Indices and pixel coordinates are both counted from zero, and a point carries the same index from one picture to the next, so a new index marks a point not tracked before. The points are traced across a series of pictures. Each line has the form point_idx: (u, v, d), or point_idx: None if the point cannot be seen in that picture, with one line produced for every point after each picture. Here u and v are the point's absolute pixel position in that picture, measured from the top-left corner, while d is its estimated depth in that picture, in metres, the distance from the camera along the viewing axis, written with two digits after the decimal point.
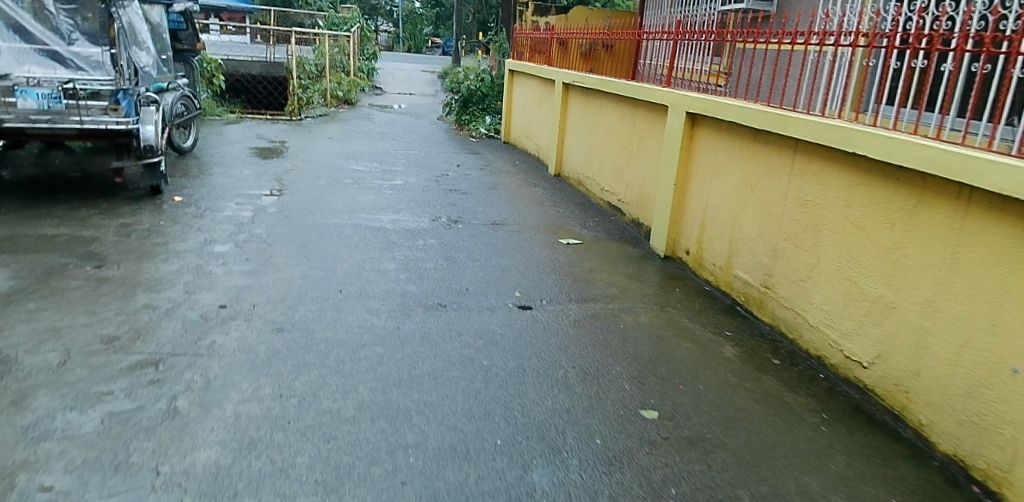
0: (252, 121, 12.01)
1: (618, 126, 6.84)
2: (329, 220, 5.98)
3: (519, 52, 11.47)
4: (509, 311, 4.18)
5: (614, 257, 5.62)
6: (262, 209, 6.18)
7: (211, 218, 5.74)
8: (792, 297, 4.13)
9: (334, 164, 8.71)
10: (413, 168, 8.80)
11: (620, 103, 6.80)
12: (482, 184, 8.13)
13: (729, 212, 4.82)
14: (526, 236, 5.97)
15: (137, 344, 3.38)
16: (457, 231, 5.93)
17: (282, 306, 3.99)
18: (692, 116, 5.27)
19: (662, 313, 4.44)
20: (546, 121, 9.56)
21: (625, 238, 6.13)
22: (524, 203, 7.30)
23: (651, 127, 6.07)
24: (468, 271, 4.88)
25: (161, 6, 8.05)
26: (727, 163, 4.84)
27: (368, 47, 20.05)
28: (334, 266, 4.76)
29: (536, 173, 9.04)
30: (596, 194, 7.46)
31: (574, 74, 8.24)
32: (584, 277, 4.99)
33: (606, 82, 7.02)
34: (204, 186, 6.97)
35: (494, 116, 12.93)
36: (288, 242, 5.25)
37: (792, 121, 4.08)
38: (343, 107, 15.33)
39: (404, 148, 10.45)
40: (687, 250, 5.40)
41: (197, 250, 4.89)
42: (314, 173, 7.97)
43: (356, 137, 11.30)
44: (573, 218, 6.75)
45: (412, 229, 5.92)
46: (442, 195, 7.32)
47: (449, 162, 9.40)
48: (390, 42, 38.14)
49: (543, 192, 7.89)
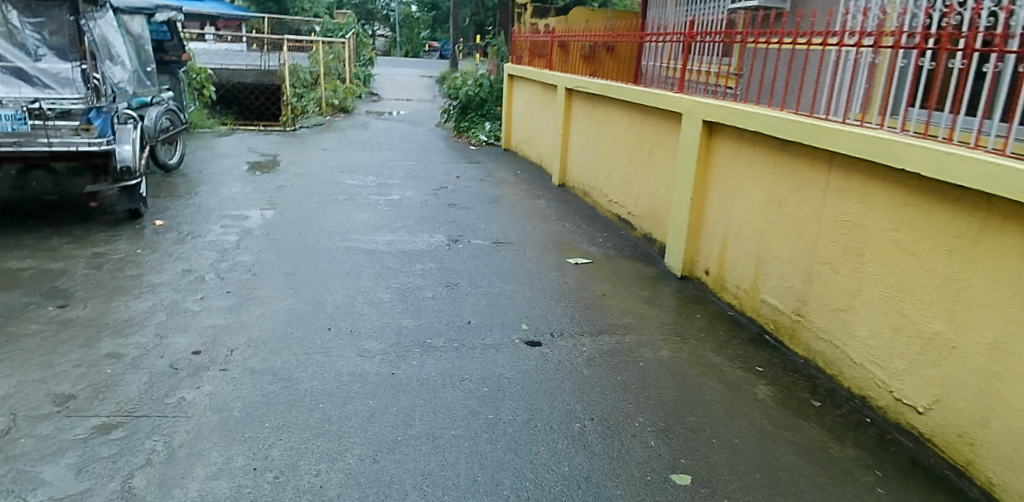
0: (244, 133, 11.64)
1: (626, 134, 6.43)
2: (320, 243, 5.59)
3: (518, 55, 11.07)
4: (516, 349, 3.77)
5: (628, 277, 5.21)
6: (248, 232, 5.78)
7: (192, 244, 5.35)
8: (830, 327, 3.73)
9: (328, 178, 8.32)
10: (411, 180, 8.40)
11: (628, 109, 6.40)
12: (483, 197, 7.73)
13: (753, 230, 4.42)
14: (531, 256, 5.57)
15: (95, 404, 2.99)
16: (458, 253, 5.52)
17: (263, 350, 3.58)
18: (709, 124, 4.87)
19: (684, 345, 4.03)
20: (548, 128, 9.15)
21: (637, 255, 5.73)
22: (528, 217, 6.89)
23: (661, 135, 5.67)
24: (469, 300, 4.48)
25: (142, 15, 7.82)
26: (751, 177, 4.43)
27: (364, 53, 19.70)
28: (323, 298, 4.35)
29: (539, 182, 8.63)
30: (604, 206, 7.06)
31: (577, 79, 7.84)
32: (595, 303, 4.58)
33: (612, 87, 6.62)
34: (188, 207, 6.58)
35: (494, 122, 12.53)
36: (274, 270, 4.85)
37: (827, 132, 3.68)
38: (340, 115, 14.96)
39: (402, 158, 10.05)
40: (706, 271, 5.00)
41: (174, 283, 4.49)
42: (307, 189, 7.58)
43: (351, 148, 10.92)
44: (581, 233, 6.34)
45: (409, 251, 5.52)
46: (441, 211, 6.91)
47: (448, 173, 9.00)
48: (387, 47, 37.79)
49: (548, 204, 7.48)
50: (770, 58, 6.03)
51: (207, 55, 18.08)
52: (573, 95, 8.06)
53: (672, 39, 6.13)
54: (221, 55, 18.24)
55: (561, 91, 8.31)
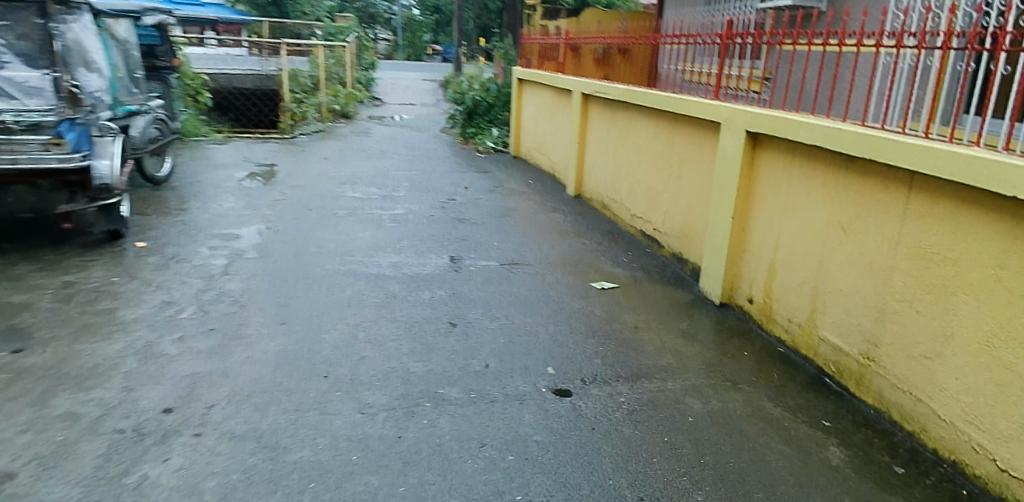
0: (240, 142, 11.14)
1: (651, 144, 5.92)
2: (317, 267, 5.06)
3: (527, 59, 10.57)
4: (543, 401, 3.23)
5: (660, 305, 4.68)
6: (239, 254, 5.25)
7: (176, 270, 4.83)
8: (910, 374, 3.20)
9: (328, 191, 7.80)
10: (415, 192, 7.88)
11: (652, 116, 5.91)
12: (495, 210, 7.19)
13: (809, 257, 3.89)
14: (551, 280, 5.03)
15: (36, 487, 2.46)
16: (470, 277, 4.98)
17: (247, 407, 3.05)
18: (753, 135, 4.34)
19: (735, 392, 3.49)
20: (562, 135, 8.63)
21: (667, 277, 5.22)
22: (544, 234, 6.35)
23: (692, 145, 5.18)
24: (486, 336, 3.94)
25: (128, 19, 7.34)
26: (805, 196, 3.92)
27: (366, 57, 19.21)
28: (320, 336, 3.82)
29: (553, 193, 8.11)
30: (625, 220, 6.53)
31: (593, 83, 7.33)
32: (628, 338, 4.04)
33: (634, 92, 6.11)
34: (175, 224, 6.05)
35: (501, 128, 12.03)
36: (266, 301, 4.33)
37: (904, 147, 3.15)
38: (341, 121, 14.45)
39: (406, 168, 9.52)
40: (749, 298, 4.48)
41: (150, 319, 3.97)
42: (305, 203, 7.05)
43: (353, 156, 10.40)
44: (603, 252, 5.81)
45: (416, 275, 4.99)
46: (450, 227, 6.38)
47: (455, 183, 8.48)
48: (389, 50, 37.28)
49: (564, 218, 6.95)
50: (797, 60, 5.59)
51: (205, 60, 17.57)
52: (588, 100, 7.56)
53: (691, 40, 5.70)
54: (220, 60, 17.74)
55: (576, 96, 7.78)
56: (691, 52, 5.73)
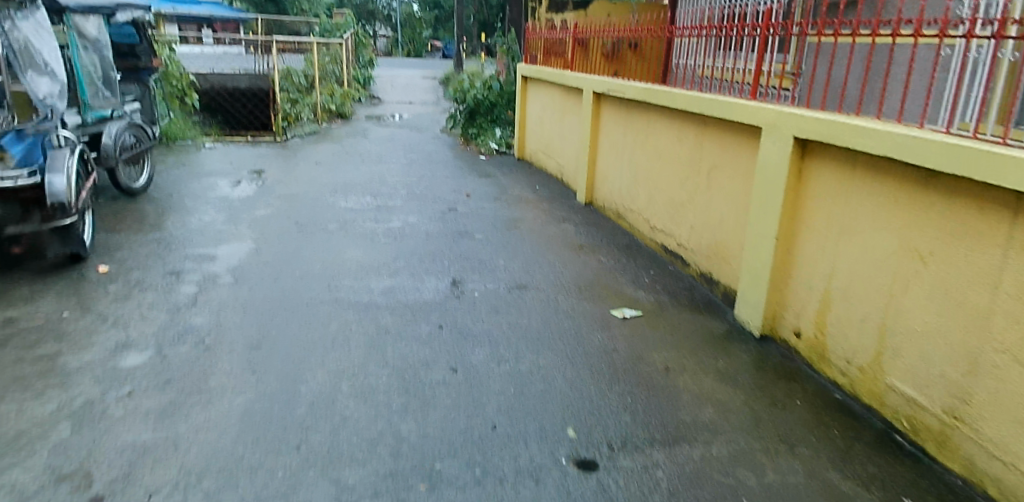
0: (229, 146, 10.55)
1: (675, 149, 5.34)
2: (300, 295, 4.46)
3: (532, 55, 9.97)
4: (565, 478, 2.63)
5: (692, 338, 4.08)
6: (213, 280, 4.66)
7: (138, 301, 4.24)
8: (1010, 441, 2.60)
9: (318, 201, 7.20)
10: (414, 201, 7.28)
11: (675, 118, 5.34)
12: (500, 222, 6.58)
13: (873, 287, 3.31)
14: (565, 307, 4.42)
15: None
16: (473, 305, 4.38)
17: (197, 494, 2.45)
18: (803, 142, 3.77)
19: (794, 458, 2.90)
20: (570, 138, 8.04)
21: (697, 302, 4.65)
22: (555, 249, 5.74)
23: (724, 150, 4.61)
24: (492, 385, 3.34)
25: (99, 16, 6.71)
26: (868, 216, 3.35)
27: (364, 55, 18.61)
28: (295, 388, 3.22)
29: (561, 201, 7.50)
30: (644, 233, 5.95)
31: (604, 80, 6.77)
32: (660, 384, 3.44)
33: (653, 91, 5.55)
34: (145, 242, 5.46)
35: (505, 128, 11.43)
36: (237, 341, 3.73)
37: (1003, 160, 2.56)
38: (337, 122, 13.84)
39: (405, 173, 8.91)
40: (796, 331, 3.91)
41: (97, 368, 3.37)
42: (292, 216, 6.46)
43: (348, 160, 9.80)
44: (621, 271, 5.20)
45: (412, 303, 4.39)
46: (452, 243, 5.77)
47: (456, 191, 7.88)
48: (388, 47, 36.57)
49: (576, 230, 6.34)
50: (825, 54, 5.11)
51: (196, 59, 16.95)
52: (599, 100, 6.98)
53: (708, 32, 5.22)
54: (213, 60, 17.13)
55: (586, 96, 7.21)
56: (709, 45, 5.23)
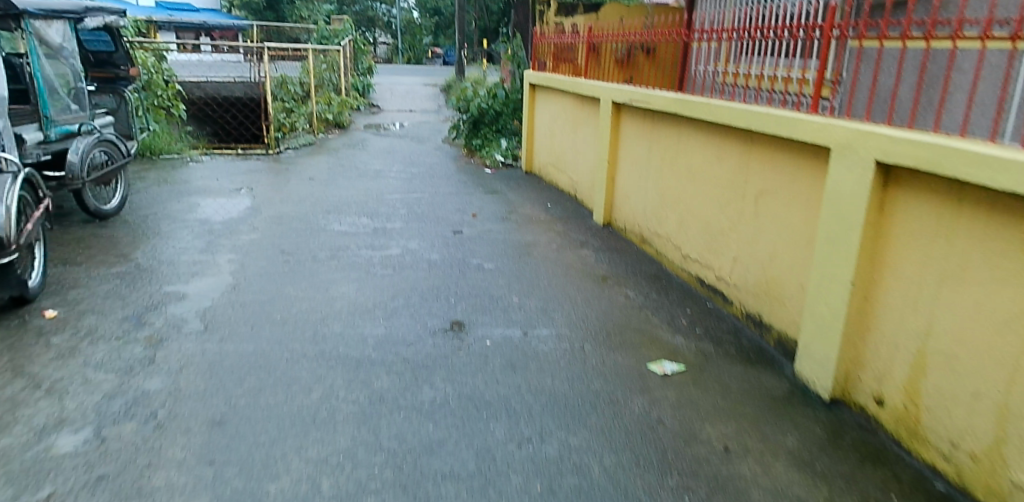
0: (217, 161, 9.89)
1: (713, 168, 4.68)
2: (279, 345, 3.78)
3: (540, 61, 9.31)
4: None
5: (749, 404, 3.42)
6: (177, 328, 3.97)
7: (84, 359, 3.55)
8: None
9: (308, 223, 6.52)
10: (414, 223, 6.60)
11: (711, 133, 4.70)
12: (509, 248, 5.89)
13: (993, 356, 2.65)
14: (593, 361, 3.73)
15: None
16: (484, 359, 3.68)
17: None
18: (889, 169, 3.11)
19: None
20: (584, 151, 7.38)
21: (747, 352, 3.98)
22: (573, 282, 5.05)
23: (778, 174, 3.96)
24: (512, 480, 2.65)
25: (65, 21, 6.02)
26: (985, 264, 2.69)
27: (363, 61, 17.97)
28: (262, 487, 2.54)
29: (576, 221, 6.84)
30: (673, 262, 5.28)
31: (624, 89, 6.11)
32: (721, 477, 2.77)
33: (687, 102, 4.89)
34: (106, 278, 4.77)
35: (511, 139, 10.80)
36: (196, 415, 3.04)
37: None
38: (334, 132, 13.19)
39: (404, 189, 8.23)
40: (878, 398, 3.24)
41: (13, 460, 2.68)
42: (278, 243, 5.77)
43: (344, 175, 9.12)
44: (653, 310, 4.53)
45: (411, 356, 3.70)
46: (456, 276, 5.09)
47: (461, 210, 7.20)
48: (388, 53, 35.94)
49: (596, 258, 5.65)
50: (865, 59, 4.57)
51: (188, 67, 16.29)
52: (619, 111, 6.31)
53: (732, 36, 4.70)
54: (204, 68, 16.46)
55: (603, 106, 6.56)
56: (732, 50, 4.70)
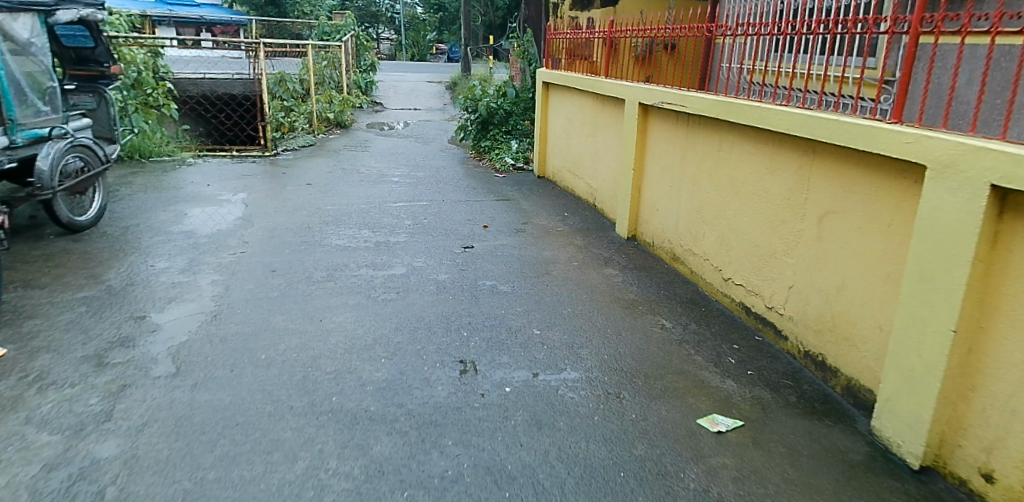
0: (210, 164, 9.33)
1: (765, 182, 4.12)
2: (260, 394, 3.19)
3: (553, 57, 8.70)
4: None
5: (826, 474, 2.83)
6: (143, 370, 3.40)
7: (27, 414, 2.98)
8: None
9: (303, 236, 5.94)
10: (419, 236, 6.02)
11: (763, 143, 4.15)
12: (525, 266, 5.31)
13: None
14: (632, 414, 3.15)
15: None
16: (503, 413, 3.10)
17: None
18: (1011, 195, 2.53)
19: None
20: (604, 156, 6.80)
21: (811, 401, 3.42)
22: (600, 309, 4.47)
23: (851, 193, 3.42)
24: None
25: (33, 14, 5.47)
26: None
27: (366, 58, 17.37)
28: None
29: (597, 234, 6.26)
30: (713, 285, 4.72)
31: (653, 89, 5.53)
32: None
33: (733, 106, 4.31)
34: (71, 305, 4.20)
35: (521, 140, 10.22)
36: (154, 495, 2.47)
37: None
38: (335, 132, 12.63)
39: (409, 196, 7.65)
40: (988, 471, 2.66)
41: None
42: (268, 260, 5.20)
43: (344, 179, 8.55)
44: (695, 345, 3.96)
45: (417, 407, 3.13)
46: (468, 301, 4.52)
47: (470, 221, 6.62)
48: (391, 50, 35.31)
49: (623, 278, 5.08)
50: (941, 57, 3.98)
51: (185, 63, 15.71)
52: (646, 114, 5.74)
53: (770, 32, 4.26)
54: (202, 65, 15.87)
55: (627, 108, 5.98)
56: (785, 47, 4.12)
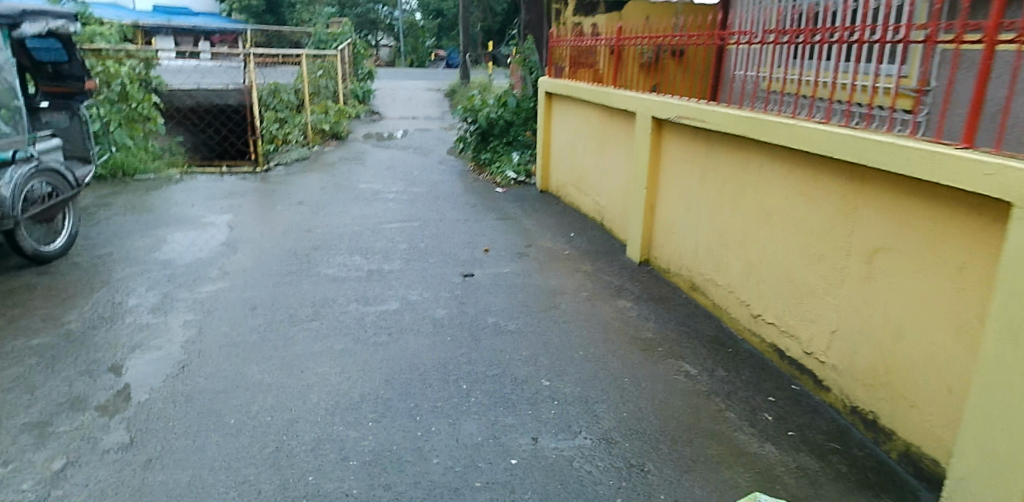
0: (198, 181, 8.90)
1: (800, 209, 3.69)
2: (226, 473, 2.74)
3: (555, 66, 8.25)
4: None
5: None
6: (91, 442, 2.93)
7: None
8: None
9: (289, 264, 5.48)
10: (415, 263, 5.57)
11: (795, 165, 3.71)
12: (531, 298, 4.85)
13: None
14: (661, 495, 2.69)
15: None
16: (511, 497, 2.64)
17: None
18: None
19: None
20: (613, 172, 6.36)
21: (863, 470, 2.97)
22: (616, 351, 4.02)
23: (910, 227, 2.99)
24: None
25: None
26: None
27: (363, 66, 16.97)
28: None
29: (607, 259, 5.81)
30: (740, 321, 4.28)
31: (666, 101, 5.07)
32: None
33: (762, 122, 3.87)
34: (23, 355, 3.74)
35: (523, 152, 9.78)
36: None
37: None
38: (330, 143, 12.20)
39: (405, 215, 7.19)
40: None
41: None
42: (249, 295, 4.74)
43: (337, 197, 8.10)
44: (725, 399, 3.51)
45: (408, 489, 2.67)
46: (468, 343, 4.04)
47: (470, 244, 6.16)
48: (390, 57, 34.88)
49: (639, 312, 4.61)
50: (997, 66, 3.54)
51: (178, 73, 15.25)
52: (659, 128, 5.29)
53: (806, 38, 3.95)
54: (194, 75, 15.42)
55: (638, 122, 5.51)
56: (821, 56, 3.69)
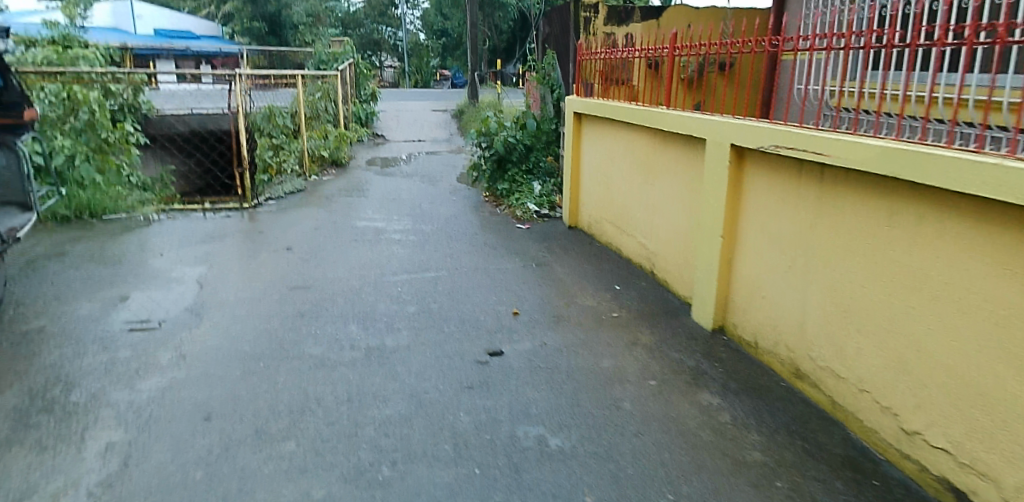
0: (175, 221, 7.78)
1: (999, 293, 2.50)
2: None
3: (584, 82, 7.07)
4: None
5: None
6: None
7: None
8: None
9: (267, 340, 4.30)
10: (427, 335, 4.37)
11: (989, 224, 2.53)
12: (582, 390, 3.64)
13: None
14: None
15: None
16: None
17: None
18: None
19: None
20: (667, 210, 5.16)
21: None
22: (717, 487, 2.80)
23: None
24: None
25: None
26: None
27: (366, 85, 15.89)
28: None
29: (669, 323, 4.60)
30: (883, 435, 3.07)
31: (752, 125, 3.88)
32: None
33: (932, 160, 2.68)
34: None
35: (545, 182, 8.57)
36: None
37: None
38: (329, 172, 11.08)
39: (414, 264, 6.00)
40: None
41: None
42: (206, 393, 3.55)
43: (335, 239, 6.94)
44: None
45: None
46: (506, 477, 2.83)
47: (493, 304, 4.97)
48: (395, 77, 33.95)
49: (732, 415, 3.38)
50: None
51: (172, 97, 14.21)
52: (740, 161, 4.08)
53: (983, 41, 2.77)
54: (186, 99, 14.33)
55: (708, 150, 4.33)
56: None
